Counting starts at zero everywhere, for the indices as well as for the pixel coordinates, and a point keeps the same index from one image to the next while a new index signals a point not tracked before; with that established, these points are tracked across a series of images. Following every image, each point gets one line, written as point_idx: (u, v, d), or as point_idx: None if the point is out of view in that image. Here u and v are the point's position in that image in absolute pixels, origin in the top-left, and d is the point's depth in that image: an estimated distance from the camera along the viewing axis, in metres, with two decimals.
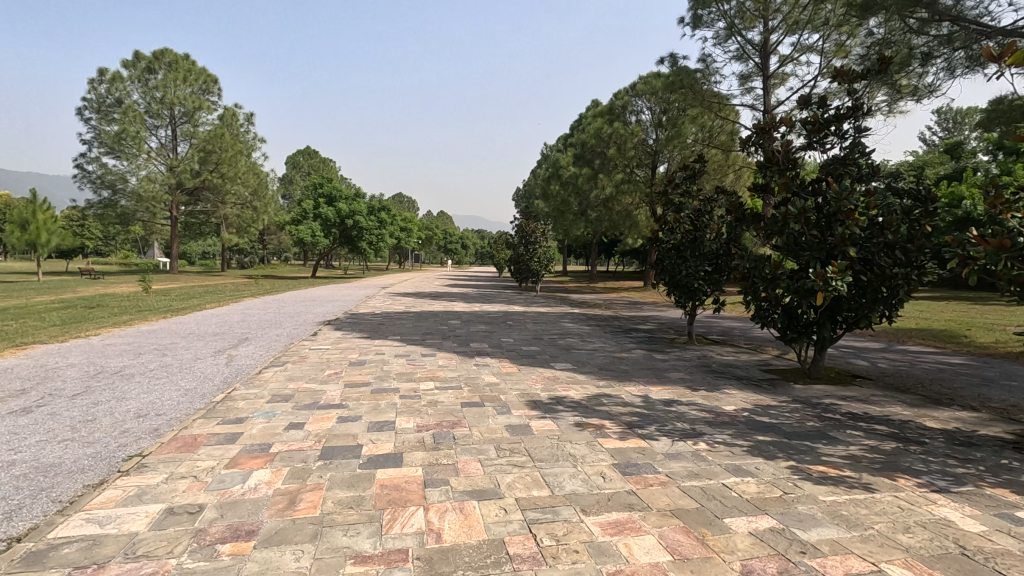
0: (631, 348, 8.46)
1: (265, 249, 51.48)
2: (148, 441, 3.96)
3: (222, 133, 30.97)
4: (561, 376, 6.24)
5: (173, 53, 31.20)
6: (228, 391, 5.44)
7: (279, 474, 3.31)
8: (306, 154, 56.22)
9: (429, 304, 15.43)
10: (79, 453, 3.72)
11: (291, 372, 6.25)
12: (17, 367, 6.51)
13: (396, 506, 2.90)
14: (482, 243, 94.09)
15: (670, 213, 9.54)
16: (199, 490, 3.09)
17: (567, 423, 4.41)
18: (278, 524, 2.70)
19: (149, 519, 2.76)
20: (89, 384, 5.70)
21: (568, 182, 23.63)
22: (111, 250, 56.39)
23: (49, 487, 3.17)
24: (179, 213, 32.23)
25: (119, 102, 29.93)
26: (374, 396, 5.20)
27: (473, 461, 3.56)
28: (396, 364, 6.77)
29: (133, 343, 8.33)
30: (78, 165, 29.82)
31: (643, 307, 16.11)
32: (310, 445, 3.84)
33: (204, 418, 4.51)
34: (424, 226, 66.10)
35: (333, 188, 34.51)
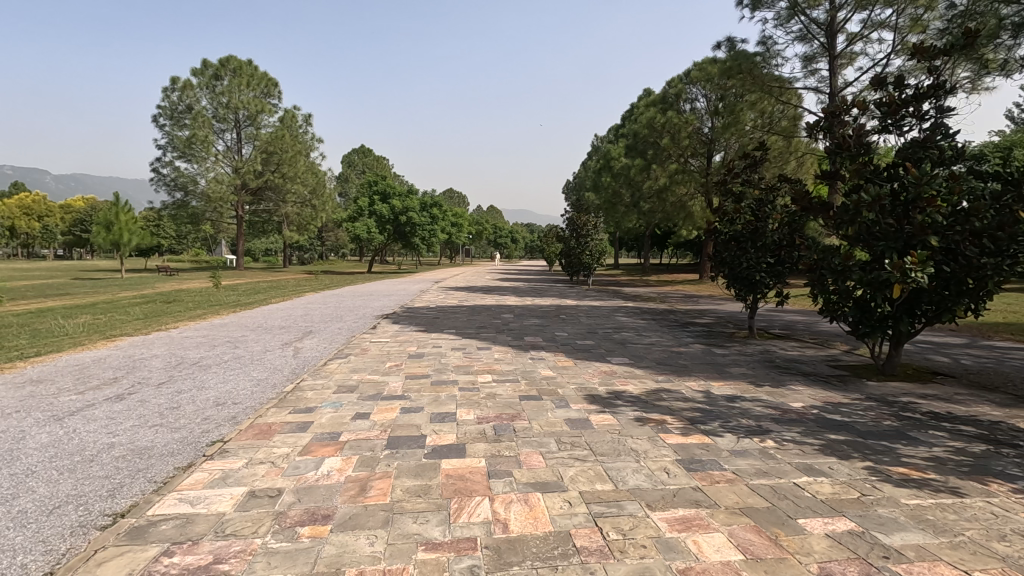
0: (689, 343, 8.26)
1: (323, 246, 53.52)
2: (228, 428, 4.22)
3: (283, 134, 32.40)
4: (618, 370, 6.18)
5: (238, 60, 32.89)
6: (297, 381, 5.72)
7: (349, 462, 3.46)
8: (361, 153, 57.88)
9: (481, 299, 15.61)
10: (169, 437, 4.01)
11: (354, 364, 6.49)
12: (109, 358, 7.07)
13: (461, 496, 2.96)
14: (532, 236, 94.29)
15: (728, 204, 9.21)
16: (277, 475, 3.27)
17: (627, 418, 4.37)
18: (351, 509, 2.82)
19: (234, 500, 2.94)
20: (172, 374, 6.12)
21: (619, 173, 23.33)
22: (184, 249, 60.28)
23: (145, 468, 3.44)
24: (244, 212, 33.92)
25: (189, 109, 31.67)
26: (435, 388, 5.32)
27: (535, 454, 3.59)
28: (454, 357, 6.90)
29: (208, 335, 8.90)
30: (154, 169, 31.89)
31: (699, 300, 15.70)
32: (376, 435, 3.97)
33: (277, 407, 4.75)
34: (474, 220, 66.81)
35: (387, 185, 35.36)
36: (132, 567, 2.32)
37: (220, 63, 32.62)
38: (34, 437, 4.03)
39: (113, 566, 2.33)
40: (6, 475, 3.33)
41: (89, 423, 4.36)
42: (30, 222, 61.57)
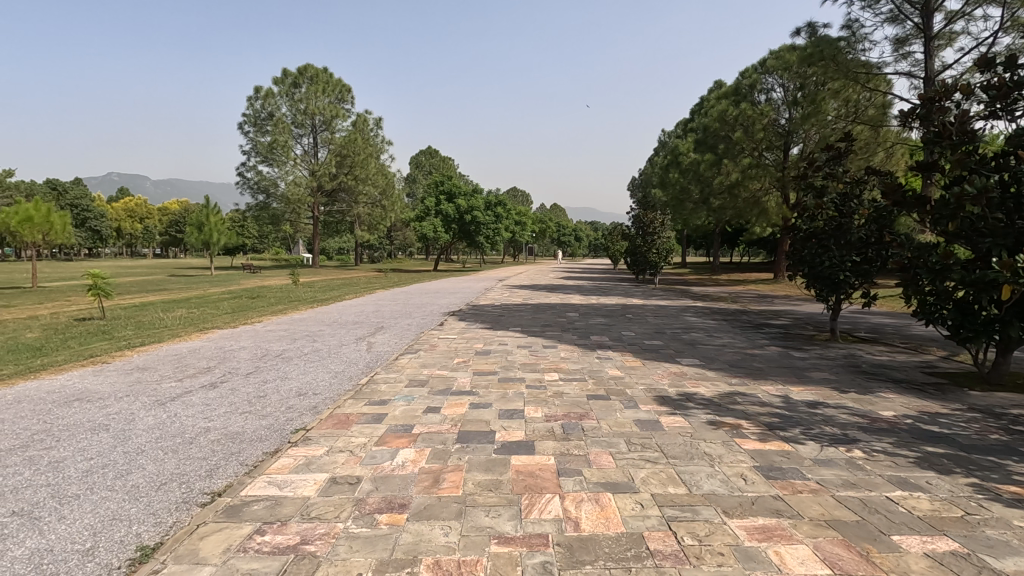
0: (764, 345, 7.90)
1: (392, 245, 55.40)
2: (309, 417, 4.46)
3: (355, 138, 33.78)
4: (689, 371, 6.00)
5: (314, 68, 34.63)
6: (371, 374, 5.97)
7: (422, 454, 3.56)
8: (428, 154, 59.46)
9: (546, 297, 15.68)
10: (257, 424, 4.30)
11: (423, 360, 6.68)
12: (203, 349, 7.66)
13: (532, 492, 2.98)
14: (595, 234, 93.45)
15: (808, 199, 8.74)
16: (355, 464, 3.42)
17: (699, 421, 4.24)
18: (426, 500, 2.91)
19: (317, 486, 3.11)
20: (258, 365, 6.55)
21: (688, 169, 22.62)
22: (265, 247, 64.27)
23: (237, 452, 3.70)
24: (319, 213, 35.64)
25: (271, 115, 33.59)
26: (502, 385, 5.39)
27: (605, 453, 3.56)
28: (519, 354, 6.95)
29: (288, 329, 9.46)
30: (240, 173, 34.11)
31: (775, 300, 14.96)
32: (447, 428, 4.07)
33: (353, 398, 4.97)
34: (537, 218, 66.95)
35: (453, 185, 36.07)
36: (229, 543, 2.50)
37: (298, 72, 34.45)
38: (143, 419, 4.44)
39: (213, 540, 2.53)
40: (121, 453, 3.68)
41: (188, 408, 4.75)
42: (134, 224, 67.83)
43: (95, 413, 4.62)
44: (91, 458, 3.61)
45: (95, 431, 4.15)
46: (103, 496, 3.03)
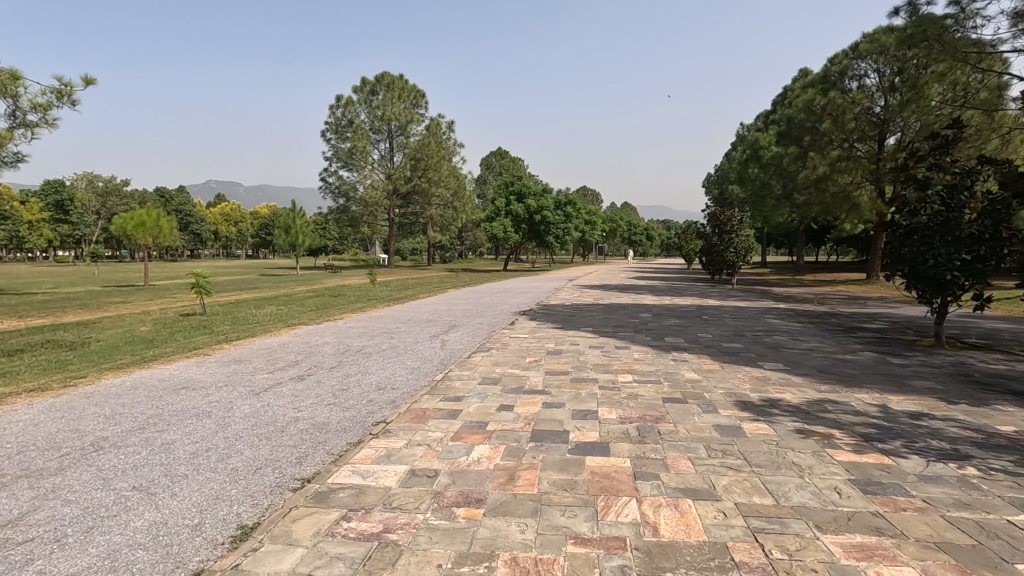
0: (857, 350, 7.35)
1: (463, 245, 56.62)
2: (388, 410, 4.64)
3: (429, 141, 34.76)
4: (772, 377, 5.68)
5: (391, 75, 35.94)
6: (445, 371, 6.12)
7: (497, 451, 3.60)
8: (499, 155, 60.32)
9: (617, 297, 15.42)
10: (341, 415, 4.52)
11: (495, 358, 6.76)
12: (291, 343, 8.17)
13: (607, 494, 2.94)
14: (667, 233, 91.03)
15: (909, 192, 8.05)
16: (433, 457, 3.51)
17: (786, 429, 4.00)
18: (501, 496, 2.94)
19: (398, 477, 3.22)
20: (341, 359, 6.90)
21: (769, 164, 21.49)
22: (345, 248, 67.66)
23: (324, 441, 3.91)
24: (395, 215, 36.98)
25: (350, 122, 35.24)
26: (575, 385, 5.34)
27: (683, 458, 3.45)
28: (592, 355, 6.88)
29: (367, 326, 9.90)
30: (323, 178, 36.06)
31: (868, 302, 13.86)
32: (520, 427, 4.10)
33: (430, 394, 5.12)
34: (607, 217, 66.11)
35: (522, 185, 36.31)
36: (318, 527, 2.64)
37: (376, 80, 35.94)
38: (241, 407, 4.80)
39: (304, 523, 2.68)
40: (222, 438, 3.98)
41: (279, 398, 5.07)
42: (230, 227, 73.39)
43: (200, 400, 5.05)
44: (198, 441, 3.94)
45: (200, 417, 4.53)
46: (207, 477, 3.30)
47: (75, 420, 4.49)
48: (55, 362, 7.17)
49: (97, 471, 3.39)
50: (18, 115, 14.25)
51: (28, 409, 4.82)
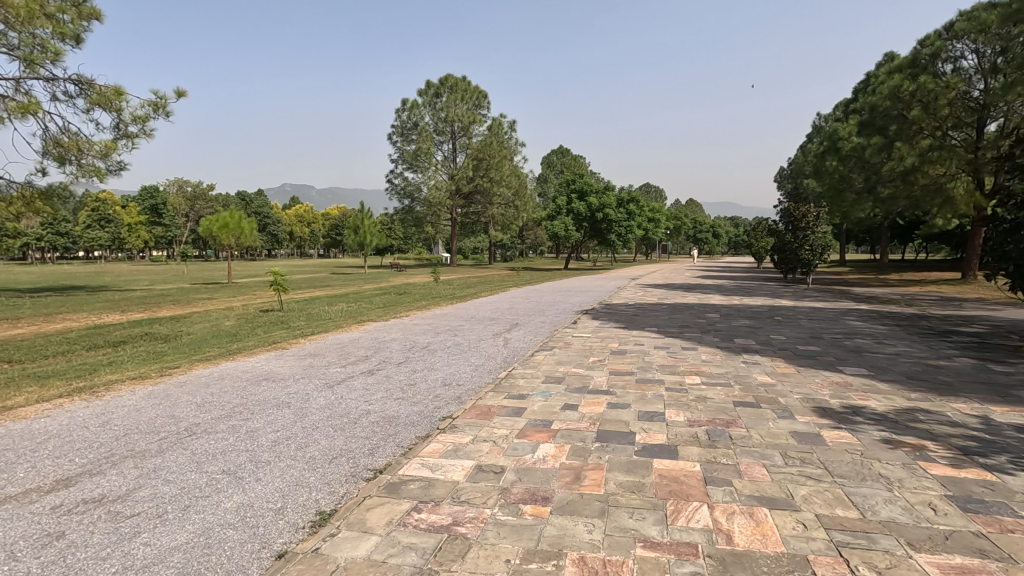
0: (952, 355, 6.77)
1: (524, 244, 56.85)
2: (454, 406, 4.73)
3: (491, 141, 35.13)
4: (855, 382, 5.34)
5: (454, 77, 36.55)
6: (509, 369, 6.17)
7: (562, 450, 3.59)
8: (560, 153, 60.13)
9: (683, 296, 14.99)
10: (409, 409, 4.67)
11: (559, 357, 6.74)
12: (361, 339, 8.49)
13: (677, 499, 2.86)
14: (735, 231, 87.53)
15: (1014, 183, 7.32)
16: (499, 454, 3.55)
17: (871, 438, 3.75)
18: (568, 496, 2.93)
19: (465, 471, 3.29)
20: (408, 355, 7.10)
21: (850, 156, 20.17)
22: (410, 247, 69.61)
23: (394, 434, 4.04)
24: (458, 215, 37.62)
25: (416, 125, 36.12)
26: (640, 386, 5.24)
27: (758, 465, 3.30)
28: (658, 355, 6.72)
29: (432, 323, 10.14)
30: (389, 180, 37.22)
31: (964, 304, 12.75)
32: (585, 426, 4.07)
33: (494, 391, 5.18)
34: (672, 214, 64.38)
35: (584, 183, 35.98)
36: (391, 517, 2.73)
37: (440, 82, 36.65)
38: (316, 399, 5.05)
39: (378, 513, 2.78)
40: (300, 428, 4.21)
41: (351, 392, 5.29)
42: (303, 227, 77.17)
43: (280, 391, 5.36)
44: (279, 430, 4.19)
45: (280, 407, 4.81)
46: (288, 464, 3.49)
47: (172, 406, 4.88)
48: (152, 353, 7.80)
49: (192, 455, 3.67)
50: (121, 127, 15.64)
51: (131, 395, 5.28)
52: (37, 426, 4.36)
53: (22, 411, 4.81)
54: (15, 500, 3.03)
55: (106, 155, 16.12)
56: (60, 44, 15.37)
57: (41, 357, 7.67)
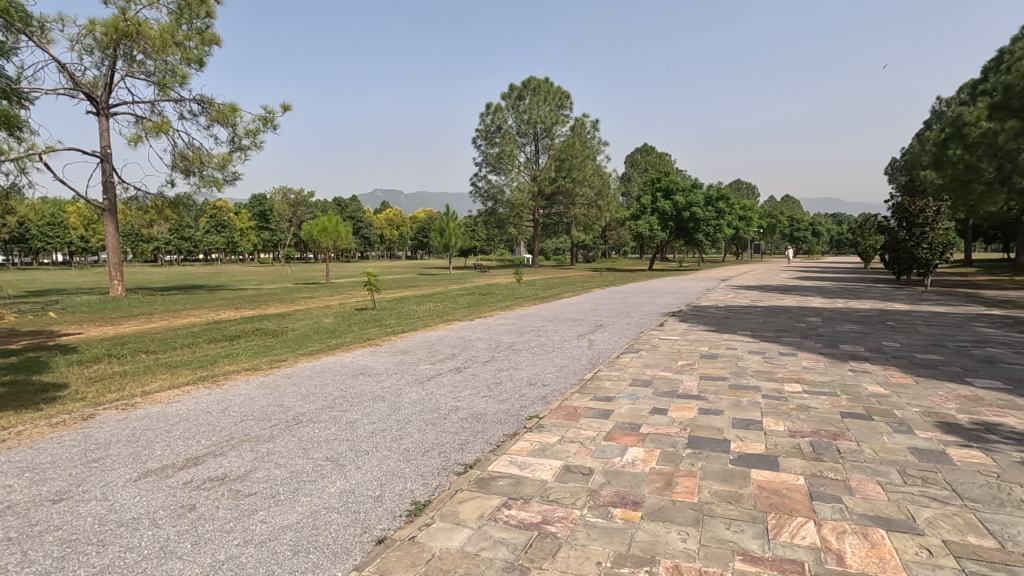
0: None
1: (607, 244, 56.08)
2: (541, 406, 4.76)
3: (574, 142, 34.94)
4: (987, 396, 4.76)
5: (537, 79, 36.73)
6: (594, 370, 6.11)
7: (652, 454, 3.50)
8: (644, 151, 58.82)
9: (779, 299, 14.12)
10: (496, 407, 4.75)
11: (646, 360, 6.58)
12: (448, 338, 8.76)
13: (780, 512, 2.70)
14: (838, 228, 81.18)
15: None
16: (586, 455, 3.53)
17: (1009, 459, 3.33)
18: (659, 501, 2.85)
19: (553, 471, 3.29)
20: (493, 355, 7.24)
21: (979, 143, 17.96)
22: (493, 248, 70.96)
23: (482, 430, 4.13)
24: (540, 216, 37.82)
25: (500, 128, 36.62)
26: (733, 392, 4.98)
27: (871, 482, 3.04)
28: (753, 361, 6.37)
29: (516, 323, 10.27)
30: (473, 183, 38.12)
31: None
32: (676, 431, 3.94)
33: (580, 392, 5.15)
34: (765, 212, 60.82)
35: (670, 181, 34.90)
36: (482, 511, 2.80)
37: (523, 85, 36.95)
38: (408, 394, 5.28)
39: (469, 506, 2.86)
40: (394, 421, 4.41)
41: (441, 388, 5.46)
42: (393, 230, 80.89)
43: (376, 386, 5.66)
44: (375, 421, 4.42)
45: (376, 400, 5.07)
46: (384, 454, 3.68)
47: (280, 396, 5.30)
48: (263, 347, 8.53)
49: (299, 442, 3.96)
50: (236, 140, 17.21)
51: (246, 385, 5.79)
52: (171, 409, 4.90)
53: (158, 396, 5.41)
54: (155, 474, 3.41)
55: (223, 166, 17.79)
56: (187, 68, 17.16)
57: (171, 348, 8.62)
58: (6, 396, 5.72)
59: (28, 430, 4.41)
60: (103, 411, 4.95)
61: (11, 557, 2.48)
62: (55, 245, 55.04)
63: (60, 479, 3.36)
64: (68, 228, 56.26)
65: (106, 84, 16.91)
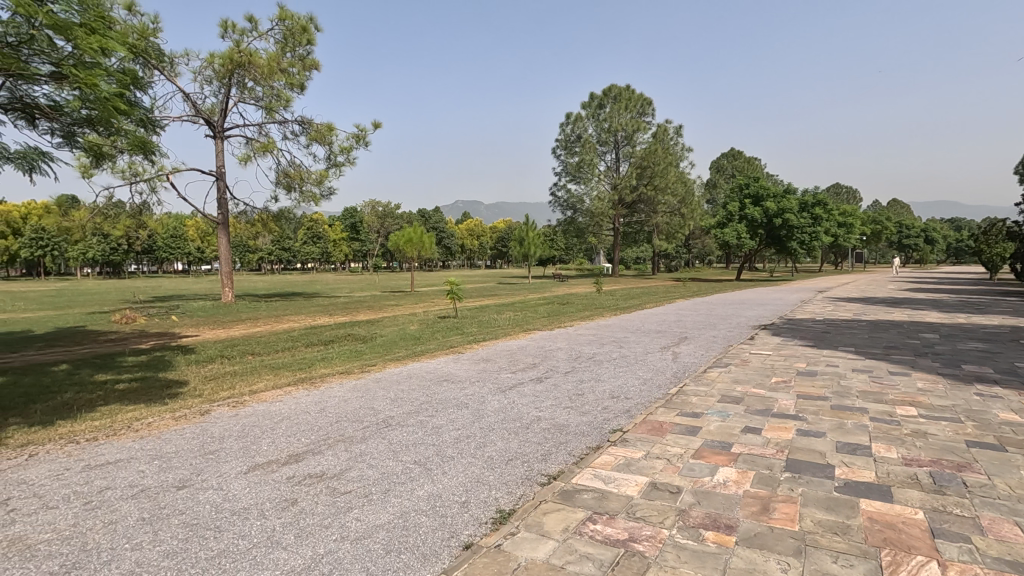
0: None
1: (691, 253, 54.14)
2: (624, 420, 4.65)
3: (656, 148, 34.14)
4: None
5: (618, 86, 36.35)
6: (681, 385, 5.89)
7: (745, 476, 3.32)
8: (731, 156, 56.57)
9: (887, 312, 12.92)
10: (578, 419, 4.71)
11: (736, 375, 6.25)
12: (529, 347, 8.81)
13: (896, 549, 2.46)
14: (955, 235, 73.33)
15: None
16: (674, 473, 3.41)
17: None
18: (756, 527, 2.69)
19: (639, 488, 3.21)
20: (574, 365, 7.19)
21: None
22: (572, 257, 70.77)
23: (565, 442, 4.11)
24: (620, 224, 37.25)
25: (580, 137, 36.52)
26: (836, 413, 4.61)
27: (1005, 522, 2.70)
28: (858, 380, 5.87)
29: (597, 334, 10.14)
30: (553, 193, 38.24)
31: None
32: (772, 453, 3.71)
33: (665, 407, 4.99)
34: (868, 218, 56.21)
35: (759, 187, 33.22)
36: (567, 523, 2.78)
37: (603, 93, 36.69)
38: (491, 402, 5.37)
39: (554, 518, 2.85)
40: (478, 428, 4.49)
41: (523, 397, 5.49)
42: (474, 240, 82.82)
43: (459, 392, 5.80)
44: (460, 428, 4.53)
45: (460, 407, 5.19)
46: (469, 461, 3.75)
47: (371, 399, 5.57)
48: (354, 352, 9.01)
49: (389, 444, 4.13)
50: (332, 157, 18.41)
51: (339, 388, 6.14)
52: (274, 408, 5.30)
53: (264, 395, 5.87)
54: (262, 468, 3.69)
55: (320, 182, 19.07)
56: (290, 92, 18.57)
57: (273, 351, 9.32)
58: (139, 390, 6.46)
59: (156, 422, 4.93)
60: (216, 407, 5.44)
61: (144, 535, 2.77)
62: (177, 255, 61.41)
63: (183, 467, 3.73)
64: (187, 240, 62.58)
65: (222, 109, 18.67)
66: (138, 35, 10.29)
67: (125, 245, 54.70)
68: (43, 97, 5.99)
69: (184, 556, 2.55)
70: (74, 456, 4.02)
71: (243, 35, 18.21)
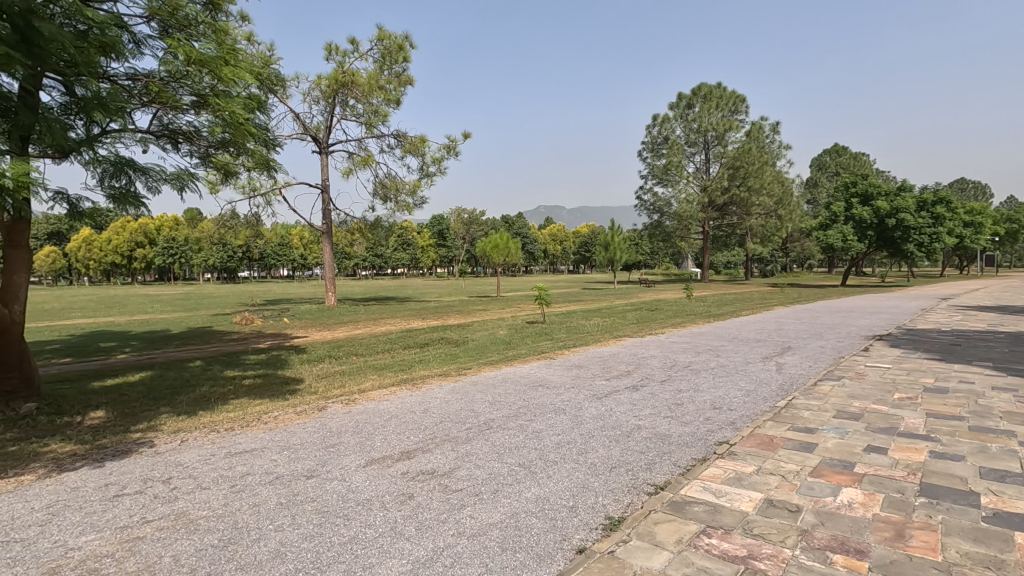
0: None
1: (788, 257, 50.83)
2: (730, 432, 4.48)
3: (750, 148, 32.47)
4: None
5: (708, 85, 35.09)
6: (789, 398, 5.57)
7: (874, 499, 3.10)
8: (834, 153, 52.84)
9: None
10: (681, 429, 4.60)
11: (852, 389, 5.81)
12: (620, 354, 8.70)
13: None
14: None
15: None
16: (792, 491, 3.24)
17: None
18: (891, 554, 2.51)
19: (755, 504, 3.08)
20: (670, 374, 7.01)
21: None
22: (657, 263, 68.78)
23: (669, 452, 4.04)
24: (710, 228, 35.75)
25: (667, 139, 35.57)
26: (977, 436, 4.16)
27: None
28: (1000, 399, 5.25)
29: (692, 342, 9.80)
30: (638, 197, 37.45)
31: None
32: (903, 475, 3.43)
33: (774, 420, 4.75)
34: (1000, 217, 50.04)
35: (869, 185, 30.62)
36: (680, 535, 2.74)
37: (692, 93, 35.53)
38: (588, 408, 5.37)
39: (666, 528, 2.82)
40: (578, 434, 4.51)
41: (620, 405, 5.45)
42: (556, 246, 82.93)
43: (555, 398, 5.85)
44: (560, 433, 4.58)
45: (558, 412, 5.24)
46: (572, 466, 3.80)
47: (470, 401, 5.77)
48: (449, 355, 9.35)
49: (492, 446, 4.26)
50: (425, 168, 19.23)
51: (439, 389, 6.40)
52: (382, 406, 5.64)
53: (371, 394, 6.26)
54: (378, 463, 3.95)
55: (414, 192, 19.95)
56: (387, 107, 19.58)
57: (374, 353, 9.87)
58: (262, 386, 7.12)
59: (281, 416, 5.41)
60: (331, 404, 5.86)
61: (284, 518, 3.07)
62: (284, 262, 66.56)
63: (309, 458, 4.07)
64: (292, 248, 67.75)
65: (326, 126, 20.08)
66: (260, 63, 11.38)
67: (240, 253, 60.11)
68: (187, 124, 6.84)
69: (320, 539, 2.80)
70: (217, 443, 4.51)
71: (345, 57, 19.51)
